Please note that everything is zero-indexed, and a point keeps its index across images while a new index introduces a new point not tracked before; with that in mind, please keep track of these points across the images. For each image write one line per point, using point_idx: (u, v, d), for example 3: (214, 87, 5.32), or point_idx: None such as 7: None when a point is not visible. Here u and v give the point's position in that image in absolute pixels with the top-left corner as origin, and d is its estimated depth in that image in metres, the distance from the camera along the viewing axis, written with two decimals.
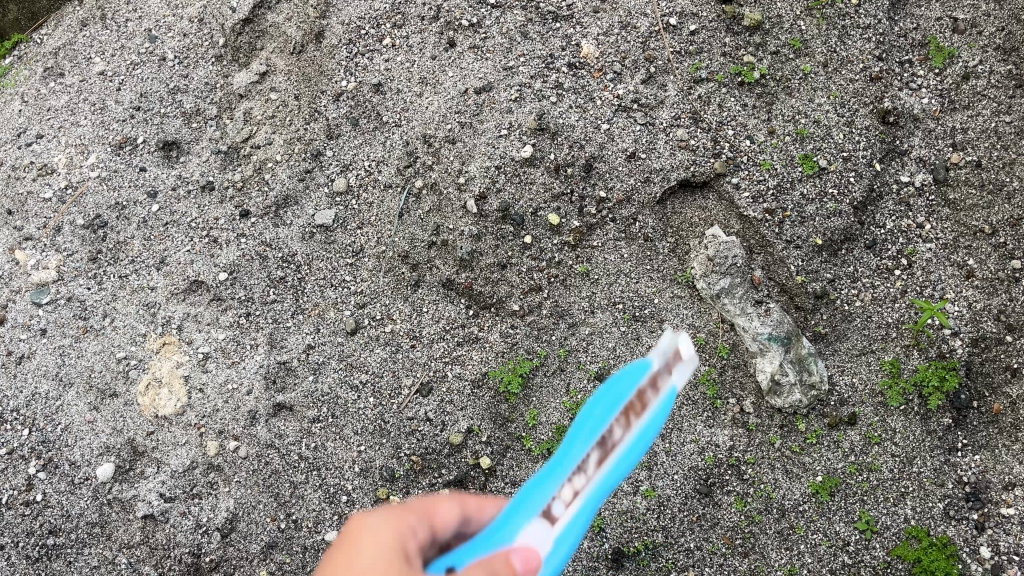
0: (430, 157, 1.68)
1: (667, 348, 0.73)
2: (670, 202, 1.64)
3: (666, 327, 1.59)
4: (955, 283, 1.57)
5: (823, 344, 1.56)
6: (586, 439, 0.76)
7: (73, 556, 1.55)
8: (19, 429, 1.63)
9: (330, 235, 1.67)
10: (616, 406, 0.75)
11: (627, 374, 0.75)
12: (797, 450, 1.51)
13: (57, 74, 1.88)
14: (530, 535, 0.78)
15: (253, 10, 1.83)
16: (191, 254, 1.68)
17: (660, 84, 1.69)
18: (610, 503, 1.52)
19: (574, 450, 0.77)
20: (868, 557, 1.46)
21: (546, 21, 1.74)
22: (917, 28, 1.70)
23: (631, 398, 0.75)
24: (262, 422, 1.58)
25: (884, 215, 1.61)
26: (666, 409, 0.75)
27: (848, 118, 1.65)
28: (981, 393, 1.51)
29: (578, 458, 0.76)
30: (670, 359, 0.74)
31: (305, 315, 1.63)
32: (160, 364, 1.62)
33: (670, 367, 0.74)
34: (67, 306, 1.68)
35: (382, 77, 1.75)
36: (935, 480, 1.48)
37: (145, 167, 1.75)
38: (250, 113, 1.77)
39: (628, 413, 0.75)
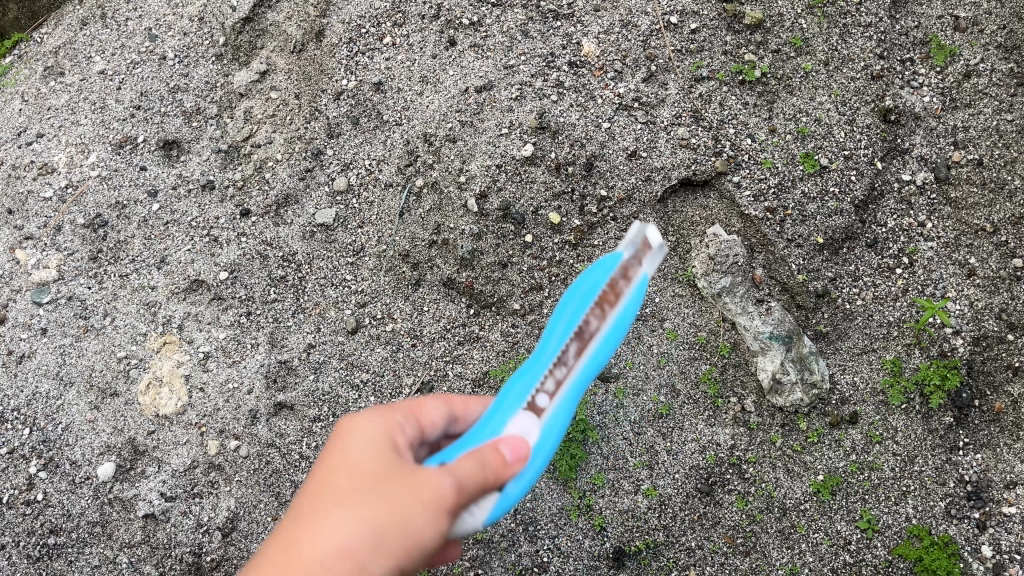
0: (431, 156, 1.68)
1: (634, 240, 0.95)
2: (671, 201, 1.64)
3: (667, 326, 1.59)
4: (956, 282, 1.56)
5: (825, 343, 1.56)
6: (564, 331, 0.94)
7: (74, 555, 1.55)
8: (20, 428, 1.63)
9: (331, 234, 1.67)
10: (589, 300, 0.94)
11: (602, 267, 0.95)
12: (799, 449, 1.51)
13: (57, 73, 1.88)
14: (519, 420, 0.92)
15: (253, 8, 1.83)
16: (191, 253, 1.68)
17: (661, 83, 1.68)
18: (611, 502, 1.52)
19: (555, 343, 0.94)
20: (869, 556, 1.46)
21: (547, 19, 1.74)
22: (918, 26, 1.70)
23: (602, 289, 0.94)
24: (263, 421, 1.58)
25: (885, 214, 1.61)
26: (637, 291, 0.95)
27: (850, 116, 1.64)
28: (982, 392, 1.51)
29: (560, 349, 0.93)
30: (635, 249, 0.95)
31: (306, 314, 1.63)
32: (161, 363, 1.62)
33: (636, 256, 0.95)
34: (67, 305, 1.68)
35: (382, 76, 1.74)
36: (936, 479, 1.48)
37: (145, 166, 1.75)
38: (250, 112, 1.77)
39: (600, 304, 0.94)
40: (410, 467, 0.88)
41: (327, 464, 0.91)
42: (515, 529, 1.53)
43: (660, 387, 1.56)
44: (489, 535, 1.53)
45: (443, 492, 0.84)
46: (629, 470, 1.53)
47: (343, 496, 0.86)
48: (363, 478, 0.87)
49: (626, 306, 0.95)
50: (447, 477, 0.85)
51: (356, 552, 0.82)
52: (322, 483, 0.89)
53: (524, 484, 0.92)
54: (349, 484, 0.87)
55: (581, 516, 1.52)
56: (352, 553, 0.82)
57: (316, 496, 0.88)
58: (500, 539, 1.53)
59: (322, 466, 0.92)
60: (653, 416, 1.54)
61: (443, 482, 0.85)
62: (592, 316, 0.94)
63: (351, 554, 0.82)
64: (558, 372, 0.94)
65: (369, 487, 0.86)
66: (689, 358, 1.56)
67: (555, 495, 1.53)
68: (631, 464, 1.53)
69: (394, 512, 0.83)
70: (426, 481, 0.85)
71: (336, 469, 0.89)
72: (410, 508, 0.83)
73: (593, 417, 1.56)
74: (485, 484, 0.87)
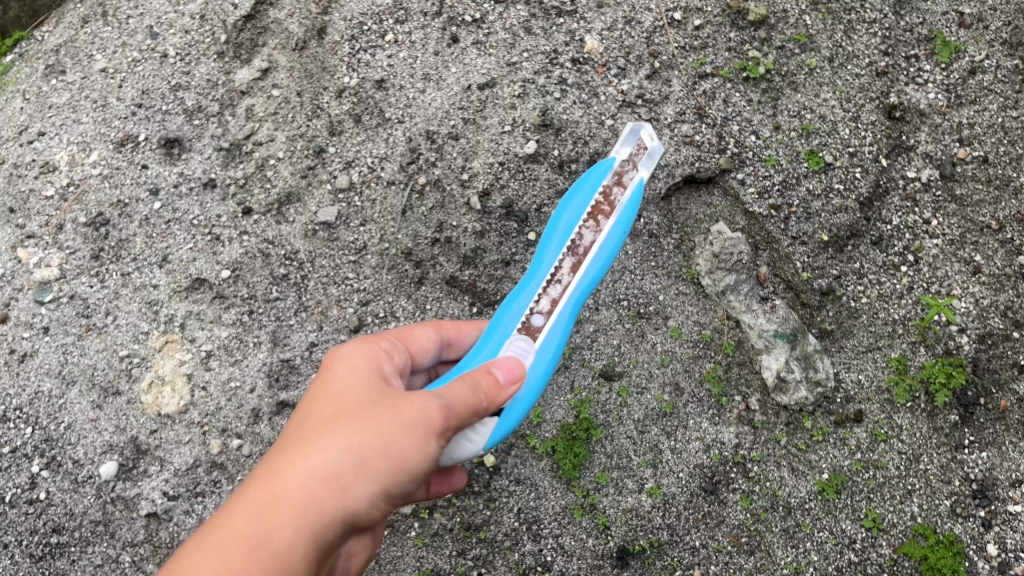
0: (433, 154, 1.67)
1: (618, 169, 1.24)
2: (675, 198, 1.63)
3: (671, 324, 1.57)
4: (962, 279, 1.55)
5: (829, 341, 1.55)
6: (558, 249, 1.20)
7: (77, 554, 1.55)
8: (22, 428, 1.63)
9: (333, 232, 1.66)
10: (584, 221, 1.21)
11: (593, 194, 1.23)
12: (803, 448, 1.50)
13: (59, 72, 1.87)
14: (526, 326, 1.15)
15: (254, 6, 1.82)
16: (193, 251, 1.68)
17: (664, 79, 1.68)
18: (615, 500, 1.51)
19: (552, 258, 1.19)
20: (874, 555, 1.45)
21: (550, 16, 1.73)
22: (924, 22, 1.68)
23: (592, 205, 1.22)
24: (266, 420, 1.57)
25: (891, 211, 1.59)
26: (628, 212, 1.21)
27: (855, 113, 1.64)
28: (988, 390, 1.50)
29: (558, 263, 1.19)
30: (617, 176, 1.23)
31: (308, 313, 1.63)
32: (163, 363, 1.62)
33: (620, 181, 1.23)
34: (70, 304, 1.67)
35: (384, 73, 1.73)
36: (942, 477, 1.47)
37: (147, 164, 1.75)
38: (252, 110, 1.76)
39: (591, 218, 1.21)
40: (395, 393, 0.95)
41: (314, 396, 0.98)
42: (518, 528, 1.52)
43: (664, 385, 1.55)
44: (492, 535, 1.53)
45: (430, 413, 0.92)
46: (634, 468, 1.52)
47: (330, 421, 0.93)
48: (347, 407, 0.94)
49: (622, 212, 1.21)
50: (434, 398, 0.93)
51: (344, 473, 0.89)
52: (309, 413, 0.95)
53: (531, 391, 1.11)
54: (334, 411, 0.94)
55: (585, 516, 1.51)
56: (339, 475, 0.88)
57: (303, 425, 0.94)
58: (503, 538, 1.52)
59: (308, 400, 0.98)
60: (657, 415, 1.54)
61: (428, 403, 0.93)
62: (586, 230, 1.21)
63: (338, 474, 0.88)
64: (554, 288, 1.18)
65: (354, 413, 0.93)
66: (693, 356, 1.56)
67: (558, 494, 1.53)
68: (635, 463, 1.52)
69: (380, 433, 0.90)
70: (414, 406, 0.93)
71: (322, 400, 0.96)
72: (395, 430, 0.91)
73: (597, 416, 1.55)
74: (470, 405, 0.96)
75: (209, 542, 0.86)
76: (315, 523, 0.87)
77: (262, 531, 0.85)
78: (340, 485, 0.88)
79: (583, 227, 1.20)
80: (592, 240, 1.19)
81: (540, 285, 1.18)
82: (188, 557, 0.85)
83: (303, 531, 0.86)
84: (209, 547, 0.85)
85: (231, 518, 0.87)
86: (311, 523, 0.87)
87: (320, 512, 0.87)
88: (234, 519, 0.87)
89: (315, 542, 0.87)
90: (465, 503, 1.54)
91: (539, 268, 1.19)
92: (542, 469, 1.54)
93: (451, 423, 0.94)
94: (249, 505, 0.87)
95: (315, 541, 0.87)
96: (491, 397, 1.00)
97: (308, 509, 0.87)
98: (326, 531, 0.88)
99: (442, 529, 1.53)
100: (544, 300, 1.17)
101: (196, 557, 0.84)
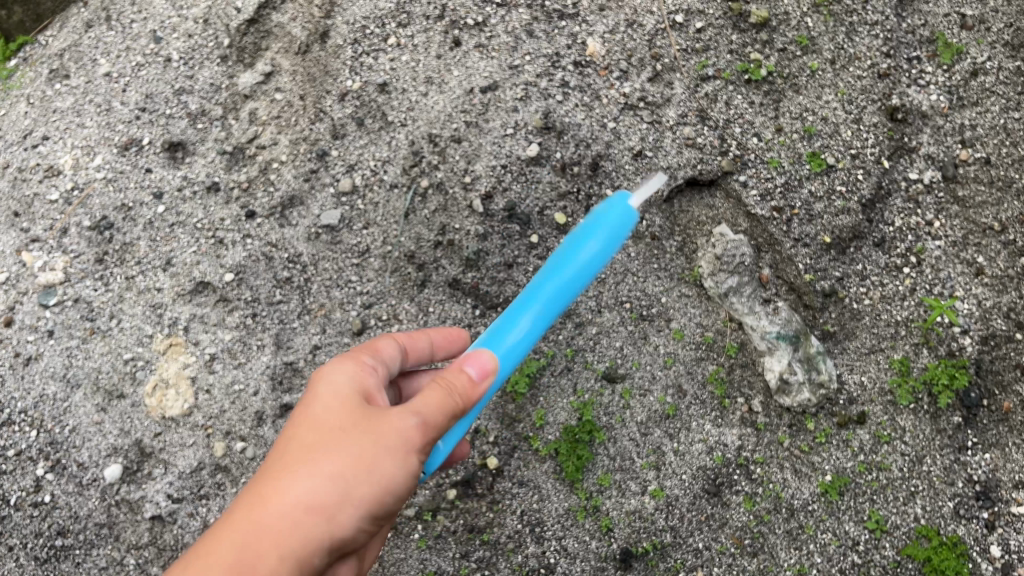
0: (436, 157, 1.68)
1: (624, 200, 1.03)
2: (677, 200, 1.64)
3: (673, 326, 1.58)
4: (964, 281, 1.55)
5: (832, 343, 1.55)
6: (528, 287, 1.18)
7: (82, 557, 1.56)
8: (27, 430, 1.63)
9: (336, 236, 1.67)
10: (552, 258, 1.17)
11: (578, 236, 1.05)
12: (806, 449, 1.51)
13: (63, 76, 1.88)
14: None
15: (258, 10, 1.83)
16: (197, 254, 1.68)
17: (667, 82, 1.68)
18: (618, 503, 1.52)
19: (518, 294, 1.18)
20: (878, 557, 1.46)
21: (552, 19, 1.73)
22: (925, 24, 1.68)
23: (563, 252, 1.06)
24: (270, 423, 1.58)
25: (893, 213, 1.60)
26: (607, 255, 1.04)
27: (856, 115, 1.64)
28: (991, 392, 1.50)
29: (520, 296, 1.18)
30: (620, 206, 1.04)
31: (311, 316, 1.63)
32: (167, 365, 1.62)
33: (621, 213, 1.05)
34: (75, 308, 1.68)
35: (387, 76, 1.73)
36: (945, 479, 1.47)
37: (151, 168, 1.75)
38: (255, 114, 1.77)
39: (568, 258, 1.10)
40: (374, 414, 1.02)
41: (295, 419, 1.04)
42: (522, 531, 1.53)
43: (666, 387, 1.55)
44: (495, 537, 1.53)
45: (406, 433, 0.99)
46: (636, 470, 1.52)
47: (312, 447, 0.99)
48: (328, 431, 1.01)
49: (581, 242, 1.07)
50: (410, 418, 0.99)
51: (326, 499, 0.96)
52: (293, 437, 1.02)
53: None
54: (313, 437, 1.00)
55: (587, 518, 1.52)
56: (322, 500, 0.96)
57: (286, 450, 1.01)
58: (506, 541, 1.53)
59: (291, 421, 1.05)
60: (659, 417, 1.54)
61: (406, 424, 0.99)
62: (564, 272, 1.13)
63: (321, 500, 0.96)
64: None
65: (334, 437, 1.00)
66: (696, 358, 1.56)
67: (562, 497, 1.53)
68: (637, 465, 1.53)
69: (360, 457, 0.97)
70: (391, 428, 0.99)
71: (304, 423, 1.02)
72: (373, 456, 0.98)
73: (600, 418, 1.55)
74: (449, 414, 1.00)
75: (197, 568, 0.92)
76: (299, 547, 0.95)
77: (248, 557, 0.93)
78: (324, 511, 0.96)
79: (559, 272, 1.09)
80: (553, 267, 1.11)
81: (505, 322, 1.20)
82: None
83: (289, 555, 0.94)
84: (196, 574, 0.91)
85: (218, 543, 0.94)
86: (297, 548, 0.95)
87: (306, 536, 0.95)
88: (221, 545, 0.94)
89: (300, 565, 0.95)
90: (469, 505, 1.54)
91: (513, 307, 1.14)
92: (546, 472, 1.54)
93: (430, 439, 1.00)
94: (235, 532, 0.94)
95: (301, 566, 0.96)
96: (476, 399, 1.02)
97: (293, 534, 0.95)
98: (311, 554, 0.96)
99: (446, 531, 1.54)
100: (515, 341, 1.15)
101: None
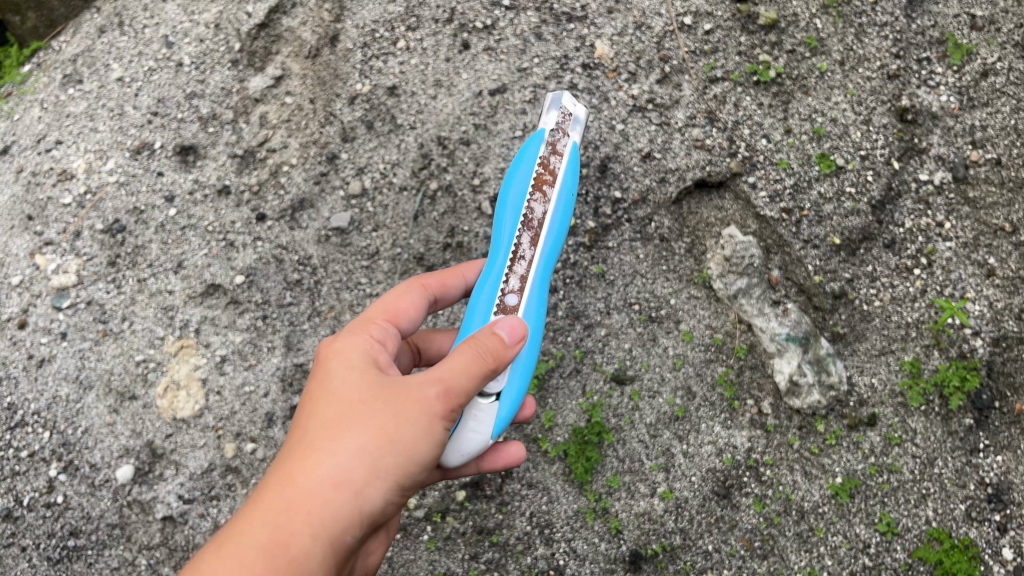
0: (445, 160, 1.68)
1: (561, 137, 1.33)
2: (686, 202, 1.64)
3: (682, 328, 1.58)
4: (976, 282, 1.55)
5: (842, 344, 1.55)
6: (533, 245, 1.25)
7: (94, 557, 1.57)
8: (40, 431, 1.65)
9: (346, 238, 1.68)
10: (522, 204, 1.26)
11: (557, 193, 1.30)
12: (816, 451, 1.50)
13: (76, 81, 1.90)
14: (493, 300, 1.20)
15: (268, 15, 1.84)
16: (208, 257, 1.69)
17: (675, 84, 1.68)
18: (628, 504, 1.52)
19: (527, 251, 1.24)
20: (889, 559, 1.45)
21: (561, 22, 1.73)
22: (935, 25, 1.67)
23: (534, 177, 1.27)
24: (279, 424, 1.59)
25: (903, 214, 1.59)
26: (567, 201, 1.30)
27: (866, 116, 1.63)
28: (1003, 393, 1.49)
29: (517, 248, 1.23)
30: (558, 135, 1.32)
31: (321, 318, 1.65)
32: (178, 367, 1.64)
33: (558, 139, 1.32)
34: (87, 310, 1.69)
35: (396, 80, 1.74)
36: (956, 481, 1.46)
37: (163, 172, 1.77)
38: (265, 117, 1.78)
39: (538, 190, 1.27)
40: (394, 386, 1.04)
41: (317, 395, 1.07)
42: (530, 532, 1.53)
43: (676, 389, 1.55)
44: (504, 538, 1.53)
45: (429, 404, 1.01)
46: (646, 472, 1.52)
47: (336, 423, 1.02)
48: (349, 404, 1.04)
49: (565, 178, 1.30)
50: (432, 390, 1.01)
51: (354, 474, 0.99)
52: (315, 414, 1.05)
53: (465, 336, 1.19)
54: (335, 414, 1.03)
55: (597, 520, 1.52)
56: (349, 476, 0.99)
57: (309, 428, 1.04)
58: (515, 542, 1.53)
59: (312, 398, 1.07)
60: (669, 419, 1.54)
61: (428, 395, 1.01)
62: (535, 203, 1.26)
63: (349, 476, 0.99)
64: (520, 266, 1.23)
65: (356, 411, 1.03)
66: (705, 360, 1.56)
67: (570, 499, 1.53)
68: (647, 467, 1.52)
69: (383, 431, 1.00)
70: (411, 399, 1.01)
71: (324, 399, 1.05)
72: (396, 428, 1.01)
73: (609, 420, 1.55)
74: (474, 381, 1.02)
75: (229, 549, 0.96)
76: (333, 527, 0.98)
77: (282, 535, 0.96)
78: (353, 485, 0.99)
79: (531, 200, 1.26)
80: (544, 211, 1.25)
81: (506, 267, 1.22)
82: (209, 563, 0.96)
83: (321, 531, 0.97)
84: (233, 554, 0.95)
85: (253, 522, 0.98)
86: (328, 525, 0.98)
87: (338, 511, 0.98)
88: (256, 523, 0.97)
89: (331, 546, 0.98)
90: (477, 507, 1.55)
91: (500, 247, 1.23)
92: (554, 474, 1.54)
93: (452, 411, 1.02)
94: (266, 514, 0.98)
95: (334, 544, 0.98)
96: (498, 359, 1.05)
97: (323, 511, 0.98)
98: (343, 533, 0.99)
99: (455, 532, 1.54)
100: (513, 280, 1.21)
101: (219, 558, 0.95)
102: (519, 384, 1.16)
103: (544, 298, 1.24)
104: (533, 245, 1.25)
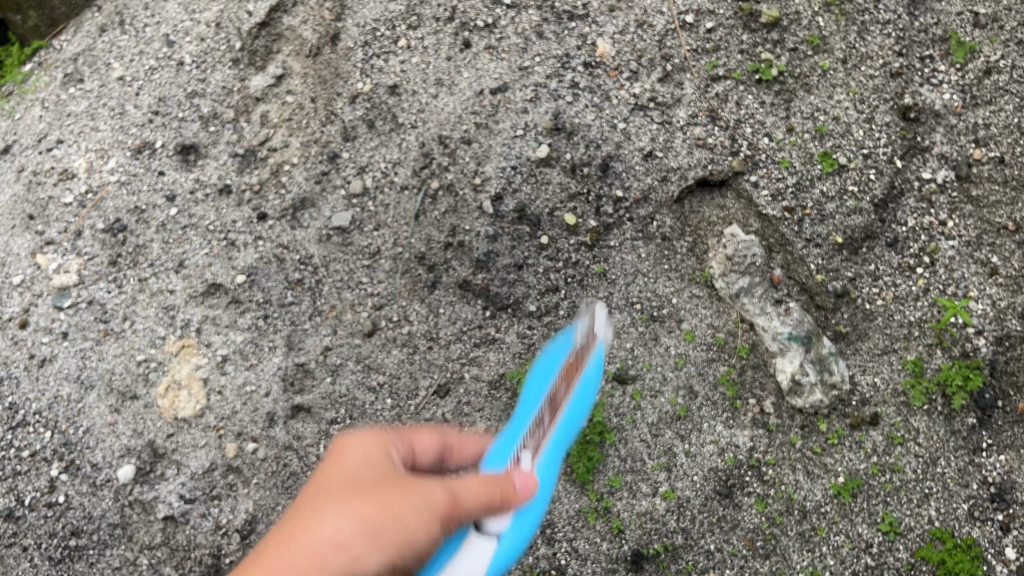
0: (446, 159, 1.68)
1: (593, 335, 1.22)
2: (688, 201, 1.64)
3: (684, 327, 1.57)
4: (979, 281, 1.54)
5: (844, 343, 1.54)
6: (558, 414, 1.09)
7: (95, 557, 1.57)
8: (41, 431, 1.65)
9: (347, 237, 1.67)
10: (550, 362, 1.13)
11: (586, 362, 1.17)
12: (818, 451, 1.50)
13: (77, 80, 1.89)
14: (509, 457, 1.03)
15: (269, 14, 1.84)
16: (209, 257, 1.69)
17: (677, 82, 1.68)
18: (630, 504, 1.51)
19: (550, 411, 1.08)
20: (892, 559, 1.44)
21: (562, 20, 1.73)
22: (938, 23, 1.67)
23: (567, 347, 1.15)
24: (281, 424, 1.59)
25: (906, 213, 1.59)
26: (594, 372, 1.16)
27: (868, 114, 1.63)
28: (1006, 392, 1.49)
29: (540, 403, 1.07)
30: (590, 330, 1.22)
31: (322, 317, 1.64)
32: (179, 367, 1.63)
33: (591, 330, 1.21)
34: (88, 310, 1.69)
35: (397, 78, 1.73)
36: (959, 480, 1.46)
37: (164, 171, 1.77)
38: (266, 116, 1.78)
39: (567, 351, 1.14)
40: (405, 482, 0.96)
41: (327, 473, 1.00)
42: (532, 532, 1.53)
43: (678, 389, 1.55)
44: None
45: (437, 499, 0.92)
46: (648, 472, 1.52)
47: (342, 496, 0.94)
48: (358, 486, 0.95)
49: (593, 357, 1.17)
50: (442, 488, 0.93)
51: (348, 544, 0.88)
52: (322, 487, 0.97)
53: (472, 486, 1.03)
54: (342, 487, 0.95)
55: (598, 520, 1.51)
56: (343, 546, 0.88)
57: (315, 497, 0.96)
58: None
59: (321, 476, 1.00)
60: (671, 418, 1.53)
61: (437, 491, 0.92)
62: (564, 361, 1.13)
63: (342, 545, 0.88)
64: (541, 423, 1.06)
65: (363, 490, 0.94)
66: (707, 359, 1.56)
67: (572, 498, 1.53)
68: (649, 466, 1.52)
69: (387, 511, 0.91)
70: (419, 490, 0.93)
71: (333, 473, 0.98)
72: (400, 512, 0.90)
73: (610, 419, 1.55)
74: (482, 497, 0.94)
75: None
76: None
77: None
78: (343, 555, 0.87)
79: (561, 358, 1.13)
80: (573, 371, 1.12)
81: (527, 424, 1.06)
82: None
83: None
84: None
85: None
86: None
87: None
88: None
89: None
90: None
91: (525, 404, 1.08)
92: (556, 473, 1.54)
93: (456, 516, 0.92)
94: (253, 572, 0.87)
95: None
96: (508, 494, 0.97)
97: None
98: None
99: None
100: (532, 437, 1.05)
101: None
102: (525, 534, 1.00)
103: (555, 464, 1.06)
104: (553, 413, 1.07)
